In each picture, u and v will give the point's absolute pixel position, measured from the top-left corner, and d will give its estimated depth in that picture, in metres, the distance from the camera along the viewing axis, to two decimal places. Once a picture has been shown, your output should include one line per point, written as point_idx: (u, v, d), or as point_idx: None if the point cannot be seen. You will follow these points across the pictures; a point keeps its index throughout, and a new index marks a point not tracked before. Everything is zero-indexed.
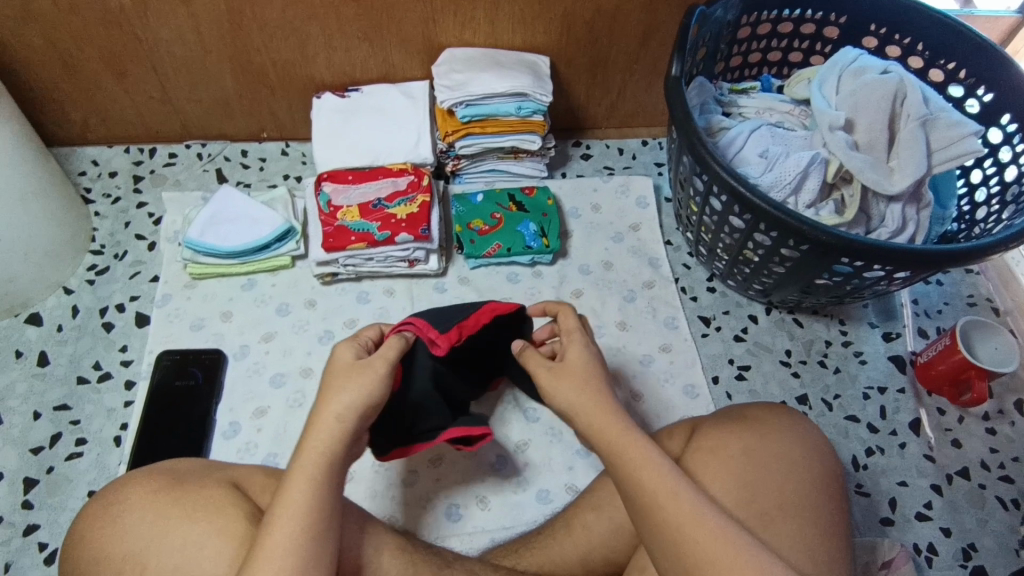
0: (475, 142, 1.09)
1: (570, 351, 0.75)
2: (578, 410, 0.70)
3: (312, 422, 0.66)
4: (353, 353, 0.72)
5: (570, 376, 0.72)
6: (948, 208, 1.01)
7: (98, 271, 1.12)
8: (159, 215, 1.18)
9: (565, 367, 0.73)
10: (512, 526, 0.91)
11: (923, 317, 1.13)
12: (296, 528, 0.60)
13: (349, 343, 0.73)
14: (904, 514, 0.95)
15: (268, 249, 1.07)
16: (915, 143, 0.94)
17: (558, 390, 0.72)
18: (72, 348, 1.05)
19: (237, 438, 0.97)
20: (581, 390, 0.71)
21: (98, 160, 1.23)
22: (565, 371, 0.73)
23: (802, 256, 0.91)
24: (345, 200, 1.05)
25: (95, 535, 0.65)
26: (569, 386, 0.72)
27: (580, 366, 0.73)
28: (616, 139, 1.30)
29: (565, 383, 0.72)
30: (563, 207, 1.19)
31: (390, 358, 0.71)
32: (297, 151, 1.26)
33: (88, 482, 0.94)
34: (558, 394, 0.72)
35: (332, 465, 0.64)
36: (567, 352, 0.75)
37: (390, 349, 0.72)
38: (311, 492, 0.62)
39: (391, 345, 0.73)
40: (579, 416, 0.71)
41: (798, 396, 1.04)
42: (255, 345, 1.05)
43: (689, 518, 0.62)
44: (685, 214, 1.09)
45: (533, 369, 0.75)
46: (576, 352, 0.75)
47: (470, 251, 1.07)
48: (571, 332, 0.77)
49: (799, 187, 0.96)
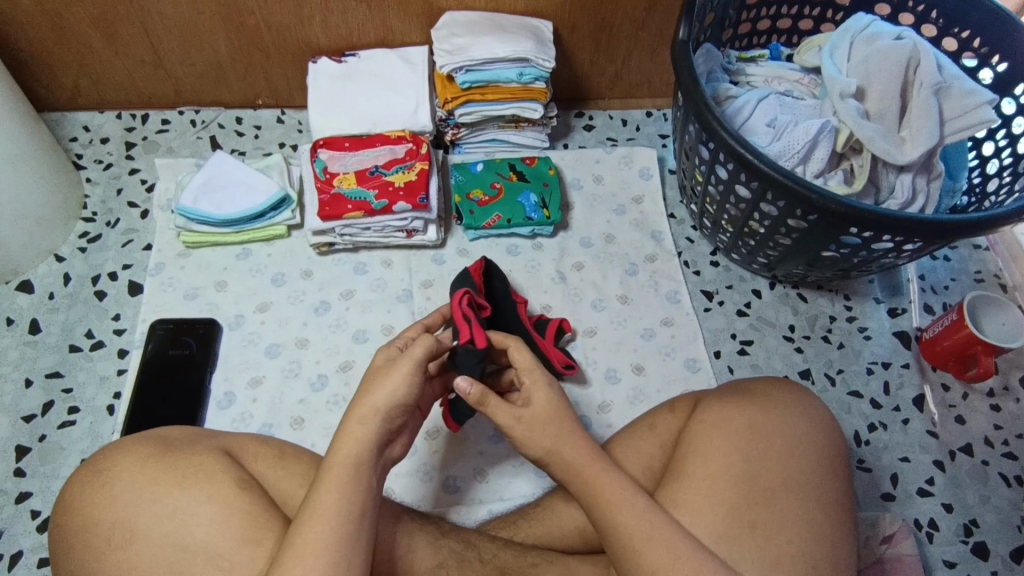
0: (475, 110, 1.07)
1: (537, 398, 0.69)
2: (556, 458, 0.68)
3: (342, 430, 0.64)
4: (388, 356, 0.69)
5: (540, 430, 0.68)
6: (959, 180, 0.99)
7: (90, 239, 1.10)
8: (152, 182, 1.16)
9: (531, 421, 0.68)
10: (510, 498, 0.90)
11: (929, 293, 1.11)
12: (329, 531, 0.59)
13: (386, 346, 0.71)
14: (906, 490, 0.95)
15: (264, 217, 1.05)
16: (928, 112, 0.91)
17: (530, 446, 0.69)
18: (63, 316, 1.03)
19: (232, 408, 0.95)
20: (555, 443, 0.68)
21: (90, 126, 1.20)
22: (536, 423, 0.68)
23: (810, 228, 0.89)
24: (342, 167, 1.03)
25: (83, 503, 0.63)
26: (542, 438, 0.68)
27: (541, 421, 0.69)
28: (620, 110, 1.27)
29: (538, 438, 0.68)
30: (565, 178, 1.16)
31: (418, 358, 0.67)
32: (293, 119, 1.23)
33: (81, 450, 0.93)
34: (533, 445, 0.69)
35: (362, 470, 0.62)
36: (532, 396, 0.70)
37: (419, 347, 0.68)
38: (342, 495, 0.60)
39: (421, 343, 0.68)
40: (557, 461, 0.68)
41: (801, 371, 1.03)
42: (250, 315, 1.03)
43: (666, 560, 0.63)
44: (689, 185, 1.07)
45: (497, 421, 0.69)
46: (544, 399, 0.69)
47: (470, 221, 1.05)
48: (533, 371, 0.71)
49: (808, 156, 0.94)
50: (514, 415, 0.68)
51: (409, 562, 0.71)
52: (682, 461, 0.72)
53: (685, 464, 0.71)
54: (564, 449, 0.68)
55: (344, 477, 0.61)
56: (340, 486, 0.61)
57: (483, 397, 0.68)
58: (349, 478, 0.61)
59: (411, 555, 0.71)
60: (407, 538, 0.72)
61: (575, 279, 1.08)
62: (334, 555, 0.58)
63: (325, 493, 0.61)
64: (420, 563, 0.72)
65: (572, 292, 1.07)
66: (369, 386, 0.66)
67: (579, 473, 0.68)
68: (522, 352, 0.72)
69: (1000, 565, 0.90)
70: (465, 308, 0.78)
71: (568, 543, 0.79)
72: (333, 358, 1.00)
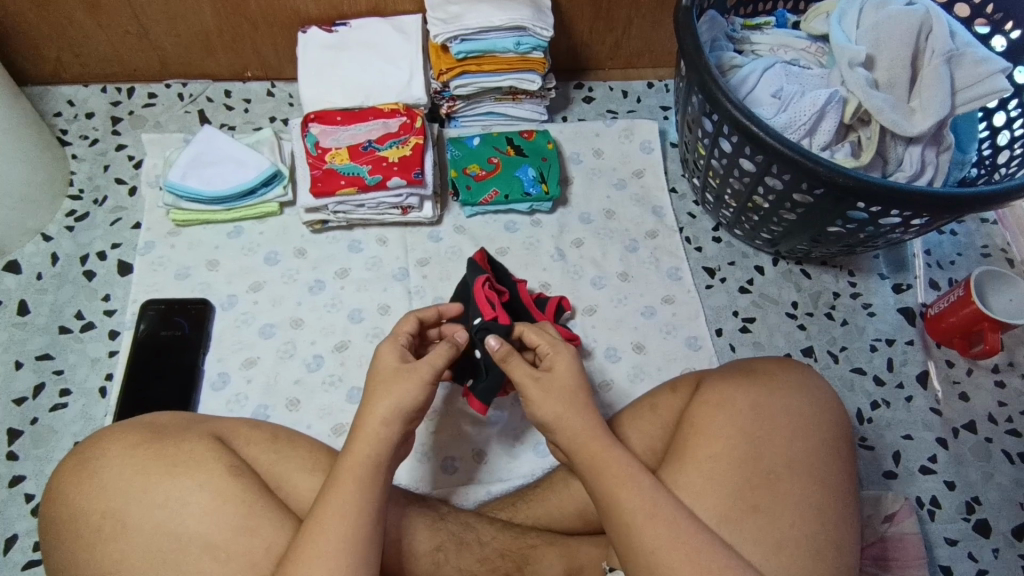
0: (471, 81, 1.04)
1: (558, 364, 0.70)
2: (563, 424, 0.67)
3: (352, 442, 0.63)
4: (396, 355, 0.68)
5: (556, 393, 0.68)
6: (968, 153, 0.96)
7: (77, 217, 1.07)
8: (140, 158, 1.12)
9: (549, 383, 0.69)
10: (508, 479, 0.89)
11: (935, 268, 1.09)
12: (332, 532, 0.58)
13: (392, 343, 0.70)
14: (908, 468, 0.94)
15: (255, 194, 1.02)
16: (939, 81, 0.88)
17: (542, 409, 0.68)
18: (52, 297, 1.01)
19: (226, 389, 0.94)
20: (564, 410, 0.67)
21: (75, 101, 1.17)
22: (554, 385, 0.69)
23: (816, 202, 0.87)
24: (334, 142, 1.00)
25: (72, 492, 0.62)
26: (555, 402, 0.68)
27: (560, 385, 0.68)
28: (621, 81, 1.24)
29: (552, 401, 0.68)
30: (564, 152, 1.13)
31: None
32: (283, 92, 1.20)
33: (74, 433, 0.92)
34: (546, 407, 0.68)
35: (366, 474, 0.61)
36: (554, 363, 0.71)
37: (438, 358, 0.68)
38: (346, 502, 0.59)
39: (440, 353, 0.68)
40: (562, 427, 0.67)
41: (803, 348, 1.02)
42: (243, 294, 1.01)
43: (667, 540, 0.61)
44: (692, 158, 1.04)
45: (517, 379, 0.70)
46: (565, 366, 0.70)
47: (466, 197, 1.02)
48: (556, 344, 0.72)
49: (815, 128, 0.91)
50: (534, 376, 0.69)
51: (407, 544, 0.70)
52: (683, 441, 0.71)
53: (689, 444, 0.70)
54: (577, 415, 0.67)
55: (361, 478, 0.61)
56: (359, 487, 0.60)
57: (505, 355, 0.70)
58: (365, 477, 0.61)
59: (403, 539, 0.70)
60: (404, 521, 0.71)
61: (574, 255, 1.06)
62: (354, 558, 0.58)
63: (337, 504, 0.60)
64: (418, 546, 0.71)
65: (571, 269, 1.04)
66: (379, 392, 0.65)
67: (581, 444, 0.66)
68: (541, 332, 0.73)
69: (1001, 542, 0.90)
70: (485, 288, 0.83)
71: (568, 525, 0.78)
72: (328, 338, 0.99)
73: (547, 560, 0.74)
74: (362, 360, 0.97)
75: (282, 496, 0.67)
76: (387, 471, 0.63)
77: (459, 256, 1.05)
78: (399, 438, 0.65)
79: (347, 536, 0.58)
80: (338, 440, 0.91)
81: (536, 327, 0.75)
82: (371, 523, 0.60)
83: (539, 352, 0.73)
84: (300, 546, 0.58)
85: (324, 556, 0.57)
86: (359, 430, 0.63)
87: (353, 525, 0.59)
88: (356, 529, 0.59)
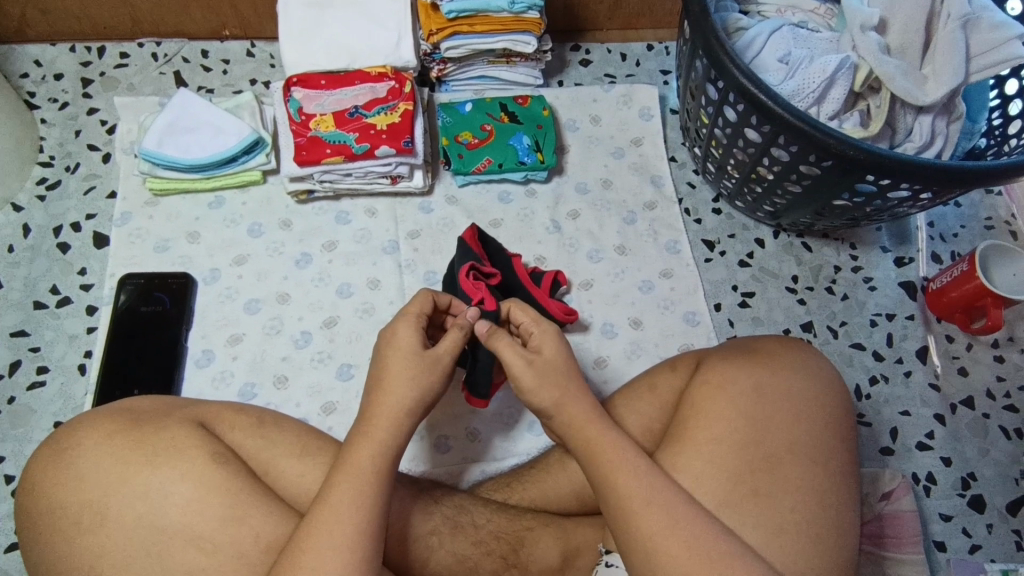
0: (463, 43, 0.98)
1: (545, 347, 0.67)
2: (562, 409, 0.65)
3: (350, 437, 0.60)
4: (410, 335, 0.65)
5: (549, 377, 0.65)
6: (979, 122, 0.92)
7: (48, 186, 1.02)
8: (113, 123, 1.07)
9: (541, 366, 0.66)
10: (502, 459, 0.88)
11: (938, 241, 1.06)
12: (325, 525, 0.55)
13: (405, 320, 0.66)
14: (905, 444, 0.93)
15: (236, 162, 0.97)
16: (954, 47, 0.84)
17: (537, 395, 0.65)
18: (25, 271, 0.96)
19: (212, 367, 0.91)
20: (560, 392, 0.65)
21: (42, 61, 1.10)
22: (546, 369, 0.66)
23: (822, 174, 0.83)
24: (318, 108, 0.95)
25: (49, 484, 0.60)
26: (550, 388, 0.65)
27: (551, 368, 0.66)
28: (619, 43, 1.18)
29: (547, 387, 0.65)
30: (560, 119, 1.09)
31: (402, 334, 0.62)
32: (264, 52, 1.13)
33: (54, 412, 0.89)
34: (539, 394, 0.65)
35: (357, 458, 0.59)
36: (541, 345, 0.68)
37: (444, 349, 0.66)
38: (340, 492, 0.57)
39: (451, 338, 0.67)
40: (561, 410, 0.65)
41: (803, 323, 1.00)
42: (226, 268, 0.97)
43: (665, 526, 0.59)
44: (693, 127, 1.00)
45: (506, 361, 0.66)
46: (552, 350, 0.67)
47: (458, 166, 0.98)
48: (540, 322, 0.70)
49: (823, 96, 0.87)
50: (525, 358, 0.66)
51: (401, 528, 0.69)
52: (682, 424, 0.69)
53: (688, 427, 0.68)
54: (571, 398, 0.65)
55: (376, 467, 0.59)
56: (374, 477, 0.58)
57: (492, 338, 0.67)
58: (376, 466, 0.59)
59: (406, 521, 0.69)
60: (398, 505, 0.70)
61: (570, 227, 1.02)
62: (366, 551, 0.55)
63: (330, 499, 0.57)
64: (414, 529, 0.69)
65: (567, 242, 1.01)
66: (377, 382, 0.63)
67: (577, 428, 0.65)
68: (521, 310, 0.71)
69: (995, 517, 0.90)
70: (470, 280, 0.78)
71: (564, 508, 0.77)
72: (316, 314, 0.95)
73: (542, 543, 0.72)
74: (352, 336, 0.94)
75: (270, 483, 0.65)
76: (397, 458, 0.61)
77: (451, 229, 1.01)
78: (411, 427, 0.63)
79: (360, 526, 0.56)
80: (327, 419, 0.89)
81: (519, 302, 0.72)
82: (379, 512, 0.57)
83: (522, 329, 0.71)
84: (308, 533, 0.55)
85: (336, 548, 0.54)
86: (375, 415, 0.61)
87: (365, 513, 0.56)
88: (363, 520, 0.56)
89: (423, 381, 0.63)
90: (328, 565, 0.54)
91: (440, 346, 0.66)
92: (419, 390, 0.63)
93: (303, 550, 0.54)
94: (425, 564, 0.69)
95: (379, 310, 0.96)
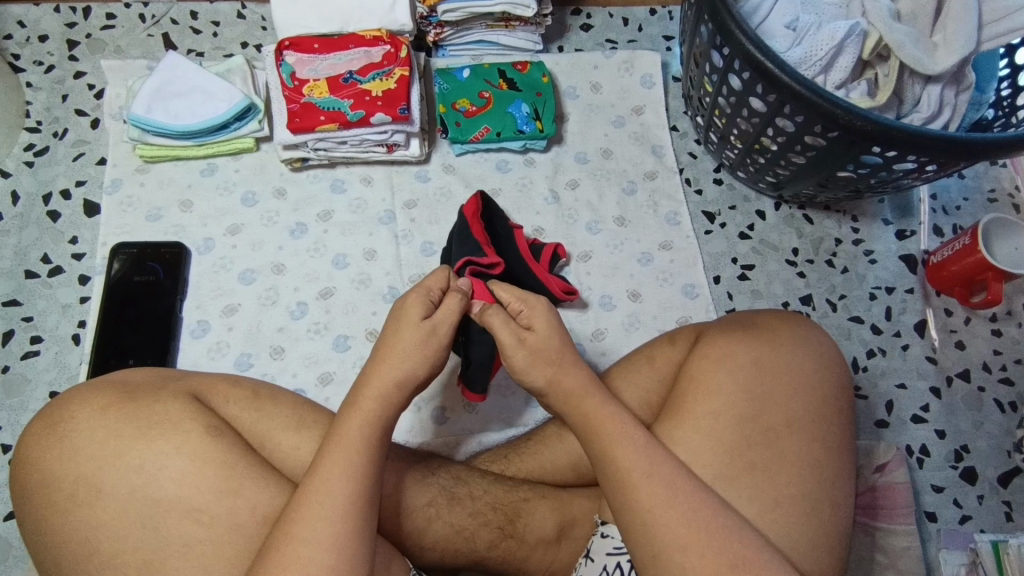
0: (460, 7, 0.95)
1: (544, 317, 0.66)
2: (561, 385, 0.64)
3: (348, 411, 0.60)
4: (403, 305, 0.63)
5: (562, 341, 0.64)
6: (987, 91, 0.89)
7: (36, 152, 0.99)
8: (101, 87, 1.04)
9: (546, 335, 0.65)
10: (500, 430, 0.88)
11: (940, 214, 1.05)
12: (322, 501, 0.55)
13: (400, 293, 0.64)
14: (900, 417, 0.94)
15: (227, 129, 0.95)
16: (966, 13, 0.81)
17: (534, 369, 0.65)
18: (15, 239, 0.95)
19: (207, 338, 0.90)
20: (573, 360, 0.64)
21: (25, 21, 1.06)
22: (545, 341, 0.65)
23: (828, 145, 0.82)
24: (311, 73, 0.92)
25: (43, 457, 0.60)
26: (552, 359, 0.64)
27: (550, 340, 0.65)
28: (621, 6, 1.15)
29: (536, 370, 0.64)
30: (560, 85, 1.06)
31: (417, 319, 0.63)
32: (255, 14, 1.10)
33: (49, 382, 0.88)
34: (528, 379, 0.65)
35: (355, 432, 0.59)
36: (531, 320, 0.66)
37: (445, 328, 0.64)
38: (341, 464, 0.56)
39: (451, 313, 0.65)
40: (556, 391, 0.65)
41: (802, 297, 0.99)
42: (220, 238, 0.95)
43: (663, 499, 0.59)
44: (696, 95, 0.98)
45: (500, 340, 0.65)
46: (543, 323, 0.66)
47: (456, 135, 0.96)
48: (524, 301, 0.67)
49: (831, 64, 0.85)
50: (518, 337, 0.65)
51: (396, 500, 0.68)
52: (682, 398, 0.69)
53: (687, 400, 0.68)
54: (577, 366, 0.65)
55: (366, 437, 0.58)
56: (363, 447, 0.58)
57: (484, 317, 0.66)
58: (360, 435, 0.58)
59: (400, 493, 0.69)
60: (394, 478, 0.69)
61: (569, 198, 1.01)
62: (354, 521, 0.55)
63: (328, 471, 0.56)
64: (408, 502, 0.69)
65: (566, 213, 1.00)
66: (379, 360, 0.62)
67: (576, 401, 0.64)
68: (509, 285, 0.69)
69: (987, 489, 0.91)
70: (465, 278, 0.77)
71: (560, 478, 0.78)
72: (312, 285, 0.94)
73: (538, 514, 0.73)
74: (349, 307, 0.93)
75: (266, 455, 0.66)
76: (389, 431, 0.60)
77: (449, 198, 1.00)
78: (401, 401, 0.62)
79: (349, 496, 0.55)
80: (324, 390, 0.89)
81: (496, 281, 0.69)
82: (371, 479, 0.57)
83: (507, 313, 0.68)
84: (298, 504, 0.55)
85: (329, 521, 0.54)
86: (360, 388, 0.61)
87: (359, 483, 0.56)
88: (354, 490, 0.56)
89: (419, 357, 0.62)
90: (318, 534, 0.53)
91: (446, 324, 0.65)
92: (414, 365, 0.62)
93: (304, 523, 0.54)
94: (422, 534, 0.69)
95: (377, 281, 0.95)
